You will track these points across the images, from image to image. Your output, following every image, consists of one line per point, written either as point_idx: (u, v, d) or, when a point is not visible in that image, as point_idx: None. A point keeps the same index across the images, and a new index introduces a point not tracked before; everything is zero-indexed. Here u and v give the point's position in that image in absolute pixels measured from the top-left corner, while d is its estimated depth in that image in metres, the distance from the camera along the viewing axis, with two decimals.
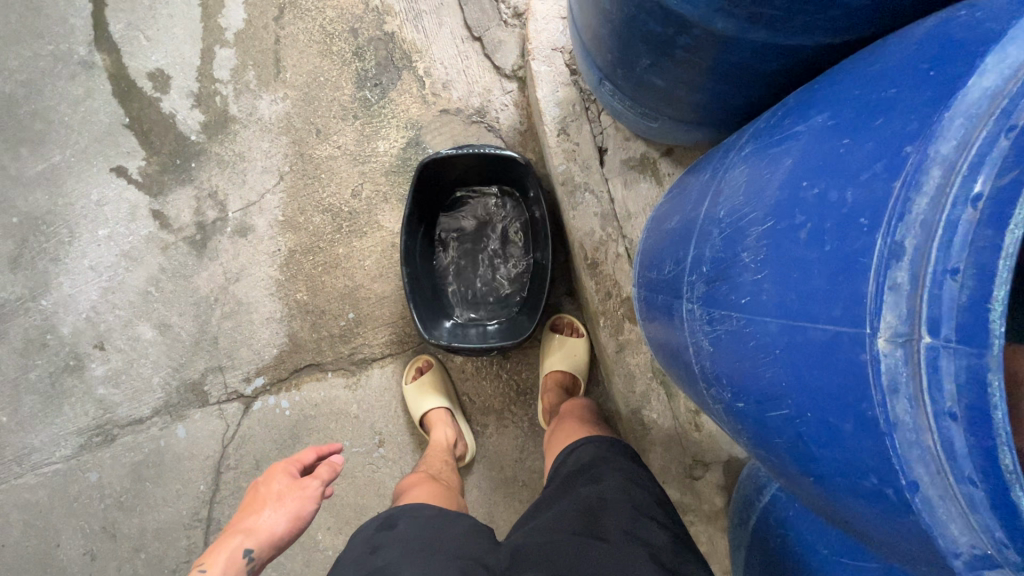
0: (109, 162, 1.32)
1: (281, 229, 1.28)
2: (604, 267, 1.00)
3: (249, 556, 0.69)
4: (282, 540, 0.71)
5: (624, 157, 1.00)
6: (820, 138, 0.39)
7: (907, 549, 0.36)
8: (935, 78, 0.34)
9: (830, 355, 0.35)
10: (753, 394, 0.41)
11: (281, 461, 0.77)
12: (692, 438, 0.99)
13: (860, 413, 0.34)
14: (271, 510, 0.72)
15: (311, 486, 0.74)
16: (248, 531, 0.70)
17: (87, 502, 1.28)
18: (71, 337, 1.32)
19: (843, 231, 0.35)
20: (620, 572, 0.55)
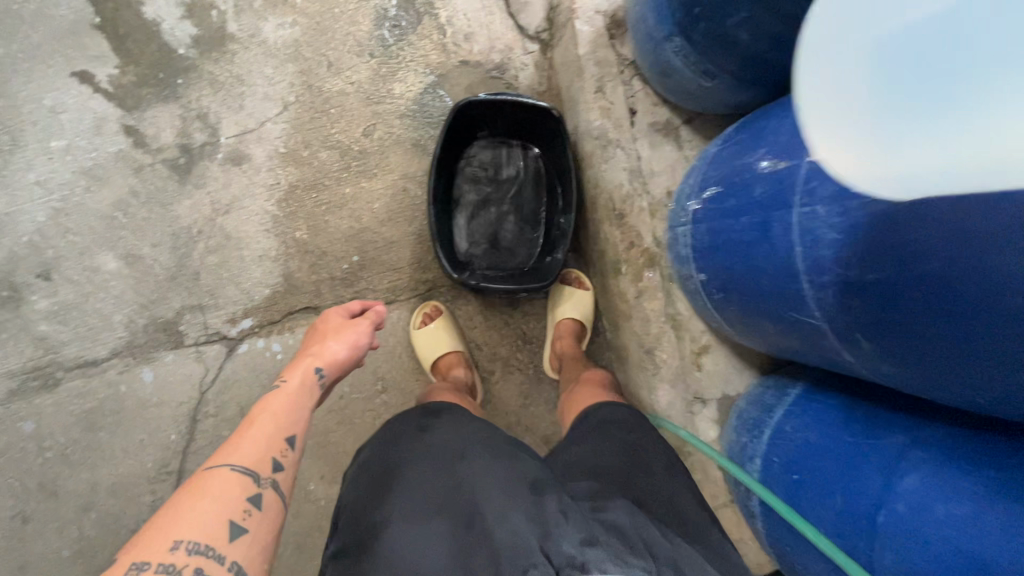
0: (70, 65, 1.14)
1: (282, 162, 1.21)
2: (629, 219, 1.09)
3: (321, 373, 0.81)
4: (344, 365, 0.86)
5: (652, 120, 1.09)
6: None
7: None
8: None
9: (993, 209, 0.43)
10: (897, 257, 0.50)
11: (333, 308, 0.93)
12: (694, 376, 1.11)
13: (1020, 249, 0.41)
14: (334, 341, 0.86)
15: (363, 324, 0.91)
16: (318, 355, 0.83)
17: (20, 455, 1.10)
18: (6, 263, 1.12)
19: None
20: (659, 491, 0.75)
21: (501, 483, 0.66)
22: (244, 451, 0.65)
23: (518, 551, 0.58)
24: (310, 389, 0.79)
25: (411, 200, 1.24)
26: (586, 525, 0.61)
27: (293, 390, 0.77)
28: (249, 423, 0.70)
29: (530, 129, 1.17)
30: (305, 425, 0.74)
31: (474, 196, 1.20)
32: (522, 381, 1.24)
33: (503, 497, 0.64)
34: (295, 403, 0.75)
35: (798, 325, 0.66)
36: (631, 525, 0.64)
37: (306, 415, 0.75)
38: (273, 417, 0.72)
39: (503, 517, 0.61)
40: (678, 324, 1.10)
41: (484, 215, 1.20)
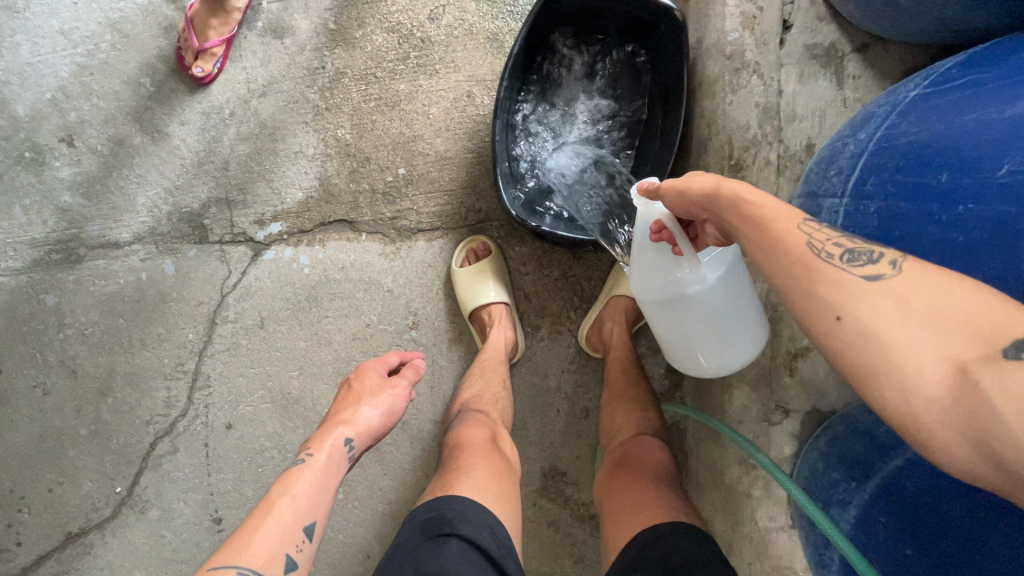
0: None
1: (330, 42, 1.01)
2: (748, 172, 0.82)
3: (351, 444, 0.71)
4: (378, 432, 0.75)
5: (809, 41, 0.80)
6: None
7: None
8: None
9: None
10: None
11: (370, 361, 0.81)
12: (782, 381, 0.91)
13: None
14: (369, 405, 0.75)
15: (401, 385, 0.79)
16: (348, 422, 0.72)
17: (41, 329, 1.06)
18: (28, 121, 1.02)
19: None
20: None
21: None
22: (259, 546, 0.58)
23: None
24: (336, 464, 0.70)
25: (474, 109, 1.02)
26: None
27: (319, 466, 0.68)
28: (267, 509, 0.62)
29: (641, 35, 0.90)
30: (325, 514, 0.66)
31: (556, 115, 0.96)
32: (570, 344, 1.07)
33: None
34: (320, 482, 0.67)
35: None
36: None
37: (329, 498, 0.67)
38: (293, 503, 0.63)
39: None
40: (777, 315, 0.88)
41: (564, 141, 0.96)
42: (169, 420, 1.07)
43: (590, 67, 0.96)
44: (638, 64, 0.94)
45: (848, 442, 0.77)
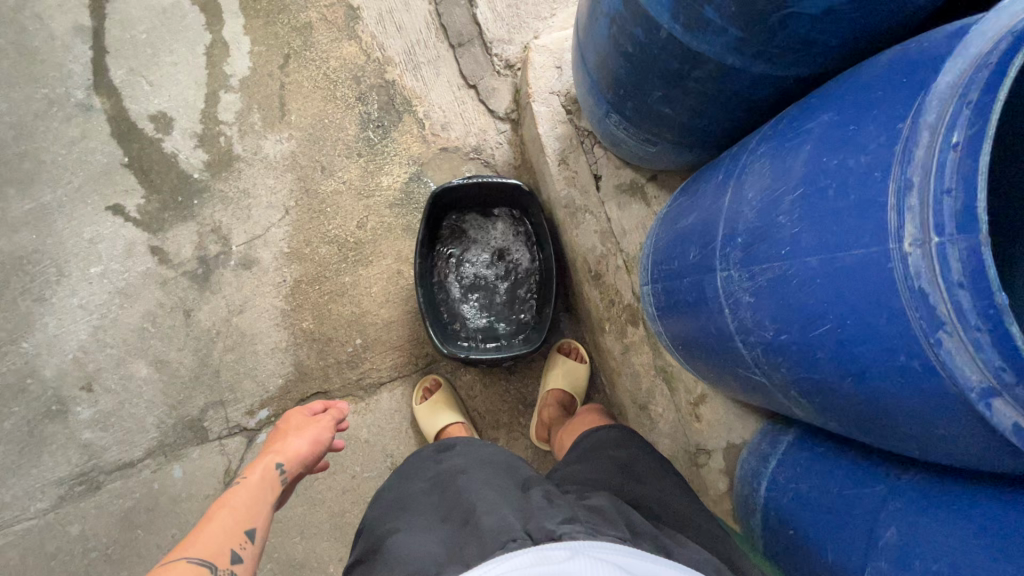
0: (105, 201, 1.32)
1: (287, 261, 1.32)
2: (606, 278, 1.12)
3: (281, 467, 0.85)
4: (307, 459, 0.90)
5: (617, 183, 1.14)
6: (816, 161, 0.48)
7: (910, 431, 0.47)
8: (889, 130, 0.42)
9: (844, 325, 0.45)
10: (800, 336, 0.50)
11: (295, 409, 1.00)
12: (694, 429, 1.10)
13: (879, 364, 0.44)
14: (296, 438, 0.91)
15: (324, 420, 0.97)
16: (278, 452, 0.87)
17: (68, 557, 1.19)
18: (54, 380, 1.26)
19: (847, 258, 0.43)
20: (663, 489, 0.82)
21: (498, 486, 0.73)
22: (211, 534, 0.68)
23: (503, 530, 0.62)
24: (269, 484, 0.82)
25: (405, 280, 1.33)
26: (567, 509, 0.68)
27: (253, 486, 0.80)
28: (209, 520, 0.72)
29: (511, 199, 1.22)
30: (264, 522, 0.76)
31: (462, 269, 1.25)
32: (527, 444, 1.26)
33: (496, 494, 0.71)
34: (258, 493, 0.79)
35: (750, 378, 0.65)
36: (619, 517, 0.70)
37: (266, 509, 0.78)
38: (231, 513, 0.74)
39: (493, 508, 0.67)
40: (669, 377, 1.10)
41: (474, 286, 1.25)
42: None
43: (476, 226, 1.26)
44: (509, 216, 1.25)
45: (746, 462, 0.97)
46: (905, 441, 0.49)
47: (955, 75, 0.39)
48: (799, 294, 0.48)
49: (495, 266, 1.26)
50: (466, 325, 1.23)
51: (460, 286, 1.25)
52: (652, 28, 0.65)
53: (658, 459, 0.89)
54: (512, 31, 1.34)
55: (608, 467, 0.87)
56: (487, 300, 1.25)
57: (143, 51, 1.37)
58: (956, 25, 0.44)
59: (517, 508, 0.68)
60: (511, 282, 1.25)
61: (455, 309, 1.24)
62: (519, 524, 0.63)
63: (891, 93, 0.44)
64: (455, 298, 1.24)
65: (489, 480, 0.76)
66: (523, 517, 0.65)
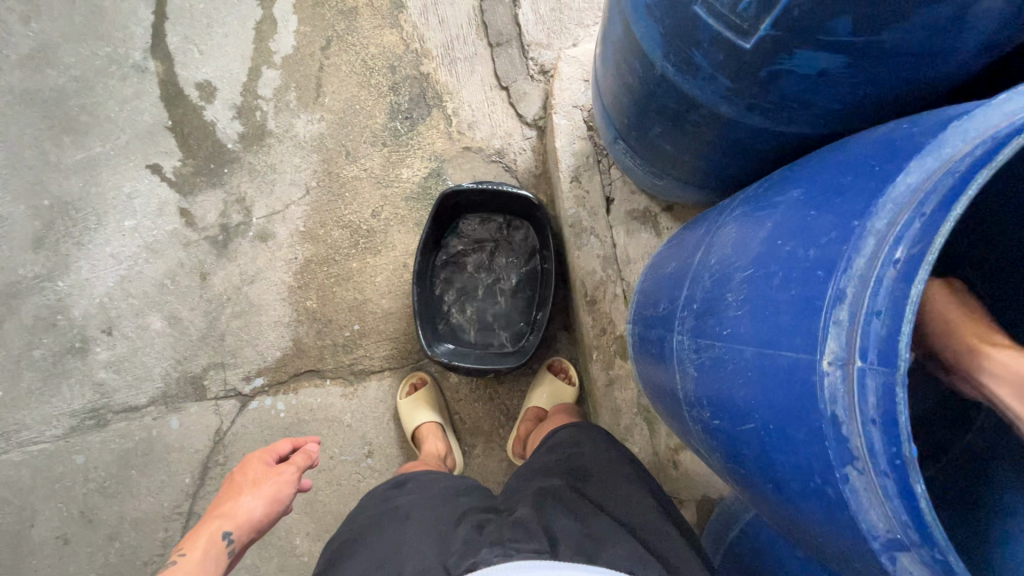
0: (146, 159, 1.39)
1: (301, 240, 1.36)
2: (602, 305, 1.08)
3: (229, 537, 0.82)
4: (261, 522, 0.86)
5: (628, 208, 1.09)
6: (770, 242, 0.43)
7: (826, 553, 0.43)
8: (841, 225, 0.38)
9: (764, 429, 0.41)
10: (729, 426, 0.46)
11: (258, 454, 0.94)
12: (668, 474, 1.05)
13: (793, 481, 0.40)
14: (249, 496, 0.87)
15: (286, 472, 0.92)
16: (226, 517, 0.84)
17: (70, 484, 1.30)
18: (80, 319, 1.36)
19: (773, 357, 0.40)
20: (610, 481, 0.79)
21: (436, 515, 0.74)
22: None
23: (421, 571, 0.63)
24: (215, 559, 0.81)
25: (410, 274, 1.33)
26: (491, 536, 0.67)
27: (192, 566, 0.79)
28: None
29: (524, 212, 1.20)
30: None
31: (464, 272, 1.25)
32: (502, 455, 1.25)
33: (425, 528, 0.71)
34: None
35: (699, 448, 0.62)
36: (542, 529, 0.67)
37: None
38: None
39: (416, 548, 0.67)
40: (650, 417, 1.05)
41: (473, 291, 1.25)
42: (166, 557, 1.25)
43: (483, 231, 1.24)
44: (517, 226, 1.24)
45: None
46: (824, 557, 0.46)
47: (919, 180, 0.35)
48: (730, 383, 0.45)
49: (496, 274, 1.25)
50: (459, 328, 1.23)
51: (459, 289, 1.25)
52: (648, 64, 0.60)
53: (612, 454, 0.86)
54: (552, 36, 1.30)
55: (557, 464, 0.85)
56: (483, 306, 1.25)
57: (199, 21, 1.43)
58: (946, 109, 0.38)
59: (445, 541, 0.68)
60: (509, 293, 1.25)
61: (451, 311, 1.24)
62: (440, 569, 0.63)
63: (858, 179, 0.39)
64: (452, 299, 1.24)
65: (425, 513, 0.75)
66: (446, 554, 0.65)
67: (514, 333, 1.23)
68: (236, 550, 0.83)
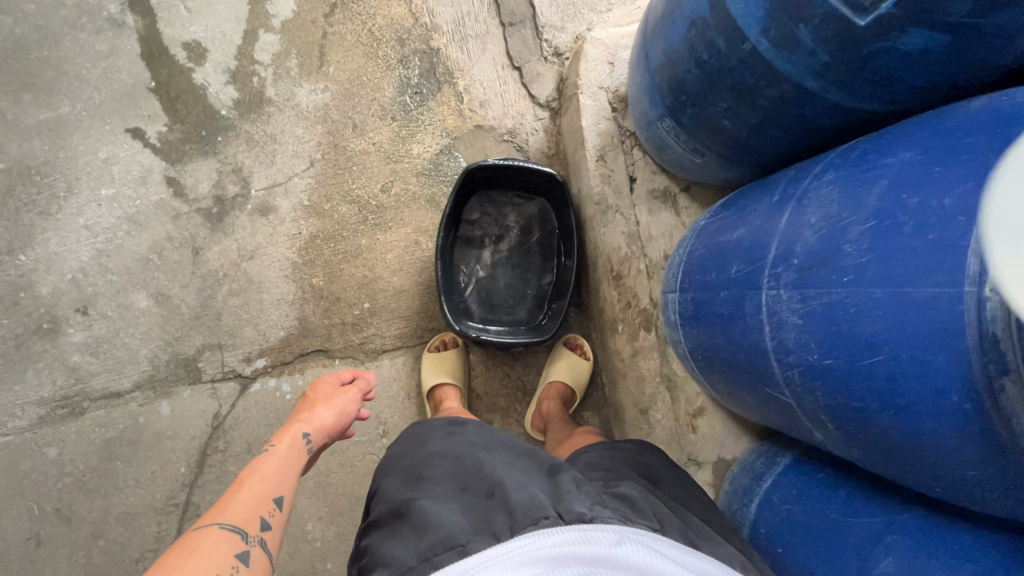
0: (125, 123, 1.28)
1: (305, 214, 1.30)
2: (626, 280, 1.13)
3: (309, 437, 0.92)
4: (332, 430, 0.96)
5: (650, 187, 1.14)
6: (895, 196, 0.49)
7: (929, 464, 0.51)
8: (978, 179, 0.45)
9: (902, 359, 0.47)
10: (847, 364, 0.51)
11: (325, 376, 1.05)
12: (688, 439, 1.11)
13: (928, 402, 0.47)
14: (324, 408, 0.97)
15: (350, 392, 1.03)
16: (306, 421, 0.94)
17: (42, 479, 1.18)
18: (49, 298, 1.22)
19: (918, 293, 0.46)
20: (681, 488, 0.85)
21: (522, 465, 0.76)
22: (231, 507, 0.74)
23: (533, 507, 0.65)
24: (299, 452, 0.89)
25: (422, 252, 1.31)
26: (596, 497, 0.70)
27: (283, 454, 0.87)
28: (239, 485, 0.79)
29: (545, 189, 1.21)
30: (289, 490, 0.83)
31: (479, 251, 1.25)
32: (518, 431, 1.27)
33: (524, 473, 0.74)
34: (285, 466, 0.85)
35: (773, 397, 0.68)
36: (648, 507, 0.72)
37: (291, 477, 0.85)
38: (263, 481, 0.81)
39: (522, 485, 0.69)
40: (673, 386, 1.11)
41: (489, 269, 1.25)
42: (160, 552, 1.17)
43: (497, 209, 1.25)
44: (531, 203, 1.25)
45: (738, 480, 0.99)
46: (913, 472, 0.54)
47: None
48: (853, 323, 0.50)
49: (511, 252, 1.26)
50: (478, 307, 1.23)
51: (475, 267, 1.25)
52: (736, 39, 0.65)
53: (673, 466, 0.92)
54: (566, 18, 1.32)
55: (626, 458, 0.90)
56: (500, 284, 1.25)
57: None
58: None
59: (544, 488, 0.70)
60: (525, 269, 1.26)
61: (469, 290, 1.24)
62: (552, 504, 0.66)
63: (977, 143, 0.47)
64: (469, 278, 1.24)
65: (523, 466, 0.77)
66: (551, 498, 0.68)
67: (533, 308, 1.24)
68: (315, 450, 0.93)
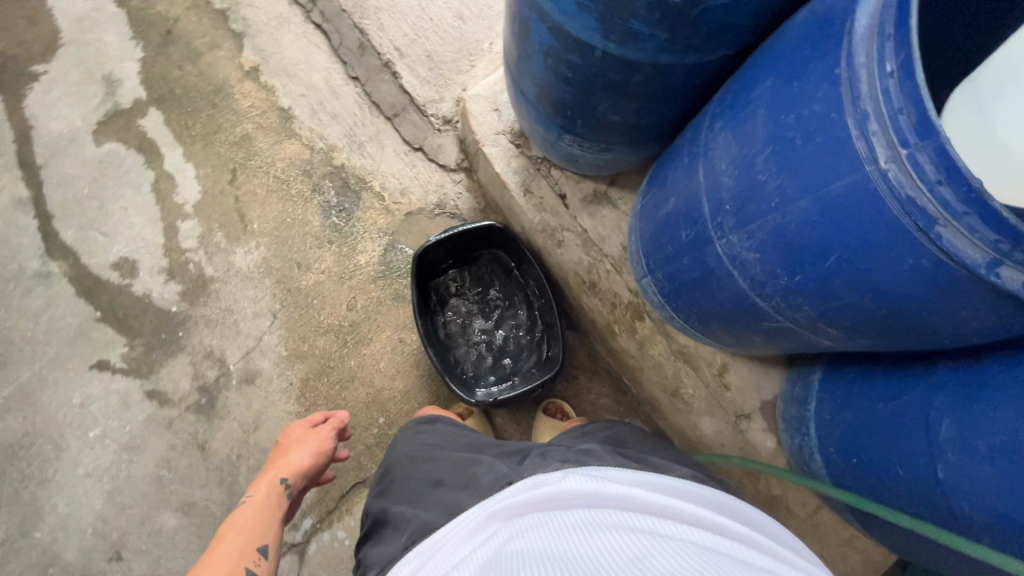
0: (87, 361, 1.29)
1: (289, 364, 1.31)
2: (601, 284, 1.18)
3: (287, 482, 1.02)
4: (308, 470, 1.06)
5: (581, 196, 1.19)
6: (777, 119, 0.55)
7: (931, 324, 0.54)
8: (833, 75, 0.50)
9: (854, 248, 0.51)
10: (814, 272, 0.55)
11: (296, 422, 1.14)
12: (727, 399, 1.12)
13: (893, 273, 0.50)
14: (297, 450, 1.07)
15: (323, 431, 1.12)
16: (283, 467, 1.03)
17: None
18: (79, 561, 1.19)
19: (833, 188, 0.51)
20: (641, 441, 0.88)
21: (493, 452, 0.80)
22: (227, 549, 0.86)
23: (498, 479, 0.69)
24: (277, 498, 0.99)
25: (410, 347, 1.33)
26: (556, 454, 0.73)
27: (260, 503, 0.97)
28: (222, 536, 0.89)
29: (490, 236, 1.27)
30: (274, 530, 0.94)
31: (459, 322, 1.29)
32: None
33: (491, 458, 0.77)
34: (269, 508, 0.97)
35: (774, 328, 0.70)
36: (605, 452, 0.76)
37: (274, 519, 0.95)
38: (242, 527, 0.91)
39: (488, 468, 0.73)
40: (689, 357, 1.13)
41: (475, 333, 1.28)
42: None
43: (458, 277, 1.30)
44: (486, 257, 1.30)
45: (789, 414, 1.00)
46: (925, 335, 0.57)
47: (865, 20, 0.48)
48: (798, 236, 0.55)
49: (488, 308, 1.30)
50: (483, 372, 1.26)
51: (462, 338, 1.28)
52: (587, 51, 0.72)
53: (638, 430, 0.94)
54: (440, 90, 1.42)
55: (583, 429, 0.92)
56: (492, 341, 1.28)
57: (92, 206, 1.39)
58: None
59: (508, 461, 0.75)
60: (507, 318, 1.29)
61: (466, 360, 1.26)
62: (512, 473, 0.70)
63: (816, 50, 0.53)
64: (463, 350, 1.27)
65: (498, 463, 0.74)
66: (514, 469, 0.71)
67: (532, 349, 1.27)
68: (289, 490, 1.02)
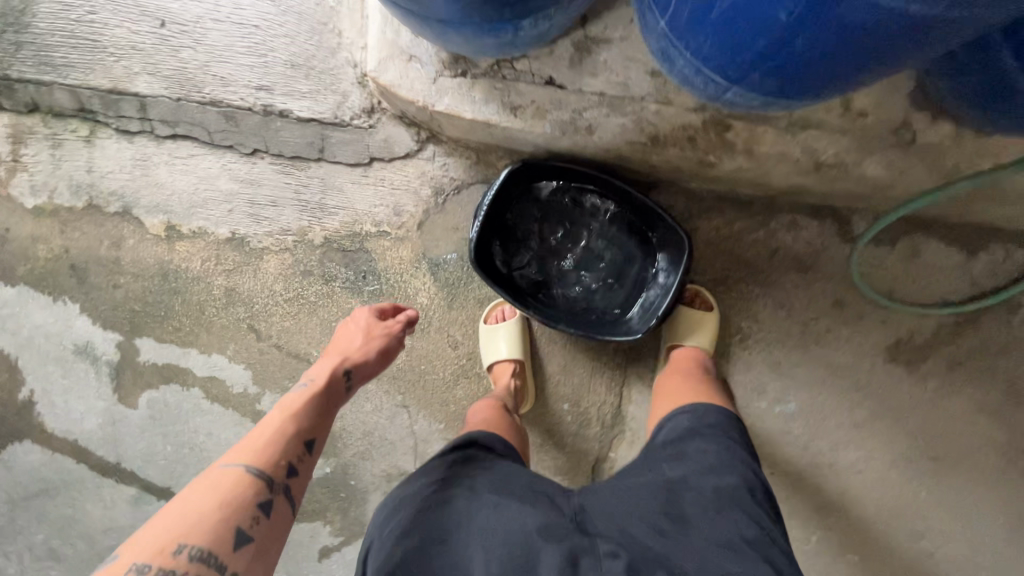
0: (313, 557, 1.30)
1: (454, 429, 1.24)
2: (661, 130, 0.95)
3: (348, 372, 0.94)
4: (370, 363, 0.98)
5: (568, 63, 0.93)
6: None
7: None
8: None
9: None
10: None
11: (360, 309, 1.06)
12: (877, 124, 0.90)
13: None
14: (357, 343, 0.99)
15: (394, 325, 1.05)
16: (342, 359, 0.96)
17: None
18: None
19: None
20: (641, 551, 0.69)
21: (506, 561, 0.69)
22: (235, 461, 0.74)
23: None
24: (341, 390, 0.93)
25: (535, 332, 1.22)
26: None
27: (317, 393, 0.88)
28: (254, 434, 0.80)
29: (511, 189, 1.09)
30: (325, 431, 0.86)
31: (555, 277, 1.15)
32: (765, 303, 1.13)
33: None
34: (310, 403, 0.86)
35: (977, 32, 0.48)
36: None
37: (327, 422, 0.87)
38: (289, 419, 0.83)
39: None
40: (808, 120, 0.90)
41: (577, 274, 1.15)
42: None
43: (518, 240, 1.14)
44: (527, 200, 1.12)
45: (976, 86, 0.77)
46: None
47: None
48: None
49: (569, 243, 1.14)
50: (614, 300, 1.14)
51: (570, 288, 1.14)
52: None
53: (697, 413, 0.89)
54: (335, 87, 1.15)
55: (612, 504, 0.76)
56: (598, 267, 1.14)
57: (186, 453, 1.32)
58: None
59: None
60: (593, 235, 1.14)
61: (591, 304, 1.14)
62: None
63: None
64: (580, 298, 1.14)
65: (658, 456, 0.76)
66: None
67: (640, 242, 1.13)
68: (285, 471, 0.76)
